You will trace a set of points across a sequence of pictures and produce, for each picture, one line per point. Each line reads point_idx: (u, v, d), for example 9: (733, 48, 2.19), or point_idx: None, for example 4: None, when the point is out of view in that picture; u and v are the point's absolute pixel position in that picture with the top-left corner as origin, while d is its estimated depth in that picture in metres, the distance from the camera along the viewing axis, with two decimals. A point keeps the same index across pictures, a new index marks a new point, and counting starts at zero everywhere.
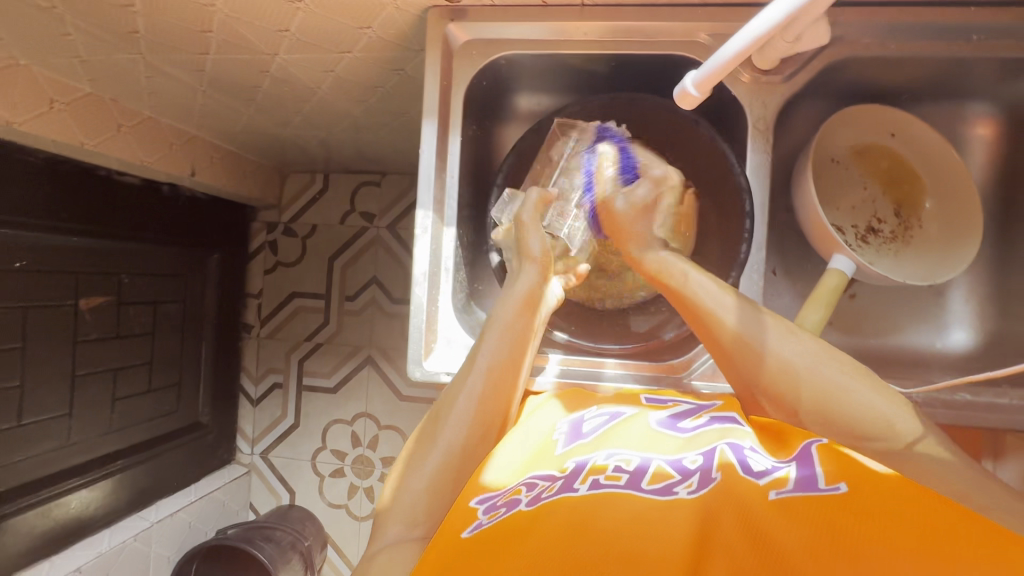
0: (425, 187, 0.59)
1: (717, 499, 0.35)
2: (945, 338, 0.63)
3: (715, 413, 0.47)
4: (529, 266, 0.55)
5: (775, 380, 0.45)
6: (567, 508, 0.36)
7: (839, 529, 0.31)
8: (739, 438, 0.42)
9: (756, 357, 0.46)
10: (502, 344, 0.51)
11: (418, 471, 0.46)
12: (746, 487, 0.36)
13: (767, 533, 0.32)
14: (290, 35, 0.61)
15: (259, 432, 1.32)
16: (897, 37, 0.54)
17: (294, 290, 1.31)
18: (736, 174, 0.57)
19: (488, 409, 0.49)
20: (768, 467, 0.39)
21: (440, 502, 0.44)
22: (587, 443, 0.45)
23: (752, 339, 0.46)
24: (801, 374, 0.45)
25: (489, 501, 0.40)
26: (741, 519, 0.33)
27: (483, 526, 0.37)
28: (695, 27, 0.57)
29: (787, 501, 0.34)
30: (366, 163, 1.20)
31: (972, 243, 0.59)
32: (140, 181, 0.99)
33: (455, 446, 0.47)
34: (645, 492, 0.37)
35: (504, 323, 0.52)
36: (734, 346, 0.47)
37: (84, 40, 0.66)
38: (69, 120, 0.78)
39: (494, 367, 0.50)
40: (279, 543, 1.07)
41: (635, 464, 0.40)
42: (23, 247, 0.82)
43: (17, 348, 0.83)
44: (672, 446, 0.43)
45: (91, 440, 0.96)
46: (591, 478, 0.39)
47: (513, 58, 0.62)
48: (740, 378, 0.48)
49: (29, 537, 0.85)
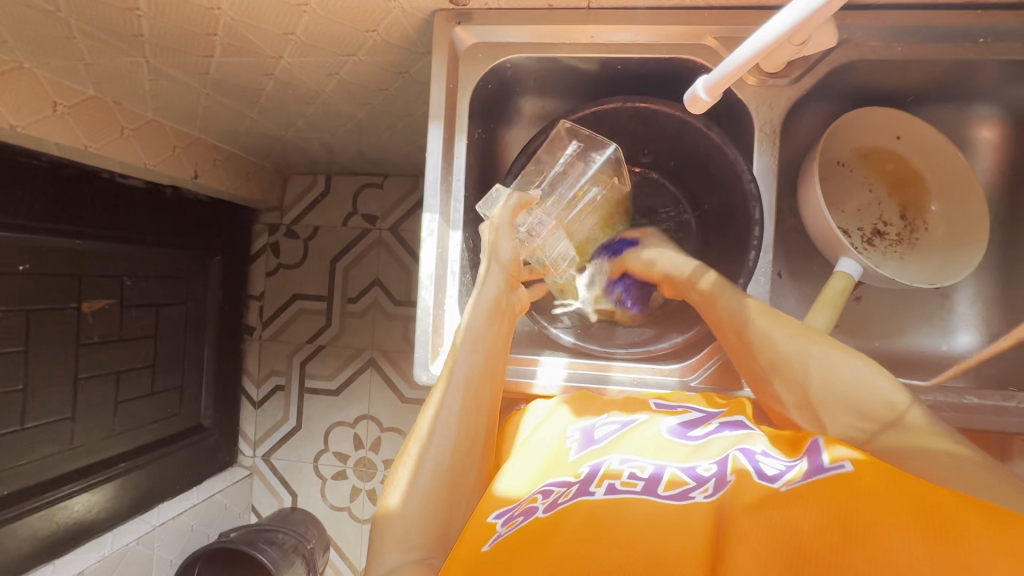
0: (432, 188, 0.59)
1: (732, 501, 0.35)
2: (951, 340, 0.63)
3: (723, 419, 0.47)
4: (494, 272, 0.54)
5: (767, 348, 0.49)
6: (584, 512, 0.36)
7: (852, 514, 0.32)
8: (751, 443, 0.42)
9: (744, 330, 0.51)
10: (476, 354, 0.51)
11: (409, 492, 0.45)
12: (757, 490, 0.36)
13: (782, 525, 0.32)
14: (295, 38, 0.61)
15: (261, 435, 1.32)
16: (904, 40, 0.54)
17: (296, 292, 1.31)
18: (746, 181, 0.56)
19: (468, 423, 0.48)
20: (779, 471, 0.38)
21: (434, 524, 0.44)
22: (599, 448, 0.45)
23: (738, 316, 0.51)
24: (788, 346, 0.48)
25: (506, 513, 0.40)
26: (754, 509, 0.34)
27: (502, 535, 0.37)
28: (701, 30, 0.57)
29: (799, 493, 0.34)
30: (368, 165, 1.20)
31: (973, 257, 0.59)
32: (143, 184, 0.98)
33: (440, 466, 0.46)
34: (662, 498, 0.37)
35: (479, 335, 0.52)
36: (724, 320, 0.52)
37: (89, 44, 0.66)
38: (73, 123, 0.78)
39: (470, 381, 0.50)
40: (282, 546, 1.07)
41: (649, 471, 0.41)
42: (24, 250, 0.81)
43: (21, 351, 0.83)
44: (684, 453, 0.42)
45: (94, 443, 0.96)
46: (607, 482, 0.40)
47: (518, 61, 0.62)
48: (739, 352, 0.52)
49: (33, 541, 0.85)
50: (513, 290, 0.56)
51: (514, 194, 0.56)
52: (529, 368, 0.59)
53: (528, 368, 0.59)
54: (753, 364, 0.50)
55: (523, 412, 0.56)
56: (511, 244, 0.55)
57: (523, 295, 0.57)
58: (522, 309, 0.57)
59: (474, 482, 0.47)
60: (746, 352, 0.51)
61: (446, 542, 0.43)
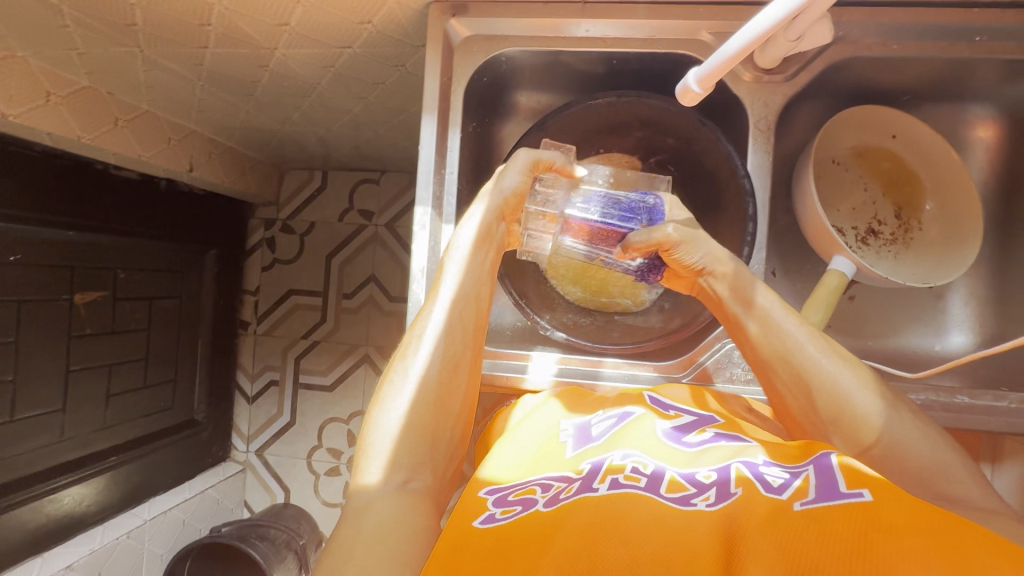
0: (424, 182, 0.59)
1: (741, 513, 0.32)
2: (945, 340, 0.63)
3: (719, 429, 0.44)
4: (488, 199, 0.53)
5: (830, 397, 0.45)
6: (590, 508, 0.34)
7: (867, 543, 0.28)
8: (751, 454, 0.39)
9: (802, 371, 0.46)
10: (461, 274, 0.51)
11: (394, 407, 0.45)
12: (765, 505, 0.33)
13: (792, 550, 0.29)
14: (290, 28, 0.61)
15: (255, 430, 1.32)
16: (899, 37, 0.54)
17: (291, 287, 1.31)
18: (741, 176, 0.56)
19: (456, 343, 0.48)
20: (785, 480, 0.35)
21: (421, 439, 0.44)
22: (597, 446, 0.43)
23: (794, 354, 0.46)
24: (854, 397, 0.44)
25: (498, 495, 0.39)
26: (766, 522, 0.31)
27: (497, 521, 0.35)
28: (696, 25, 0.57)
29: (812, 516, 0.31)
30: (365, 161, 1.19)
31: (957, 267, 0.59)
32: (138, 176, 0.98)
33: (426, 379, 0.46)
34: (664, 500, 0.35)
35: (466, 258, 0.51)
36: (777, 359, 0.47)
37: (82, 33, 0.65)
38: (67, 113, 0.78)
39: (458, 302, 0.49)
40: (273, 542, 1.06)
41: (651, 468, 0.38)
42: (18, 241, 0.81)
43: (11, 341, 0.82)
44: (682, 459, 0.40)
45: (85, 436, 0.95)
46: (610, 477, 0.37)
47: (514, 54, 0.61)
48: (788, 398, 0.46)
49: (22, 533, 0.84)
50: (504, 227, 0.55)
51: (523, 154, 0.54)
52: (520, 363, 0.59)
53: (518, 363, 0.59)
54: (807, 414, 0.45)
55: (513, 406, 0.54)
56: (521, 178, 0.54)
57: (514, 231, 0.58)
58: (510, 241, 0.58)
59: (462, 402, 0.47)
60: (798, 399, 0.46)
61: (433, 464, 0.44)
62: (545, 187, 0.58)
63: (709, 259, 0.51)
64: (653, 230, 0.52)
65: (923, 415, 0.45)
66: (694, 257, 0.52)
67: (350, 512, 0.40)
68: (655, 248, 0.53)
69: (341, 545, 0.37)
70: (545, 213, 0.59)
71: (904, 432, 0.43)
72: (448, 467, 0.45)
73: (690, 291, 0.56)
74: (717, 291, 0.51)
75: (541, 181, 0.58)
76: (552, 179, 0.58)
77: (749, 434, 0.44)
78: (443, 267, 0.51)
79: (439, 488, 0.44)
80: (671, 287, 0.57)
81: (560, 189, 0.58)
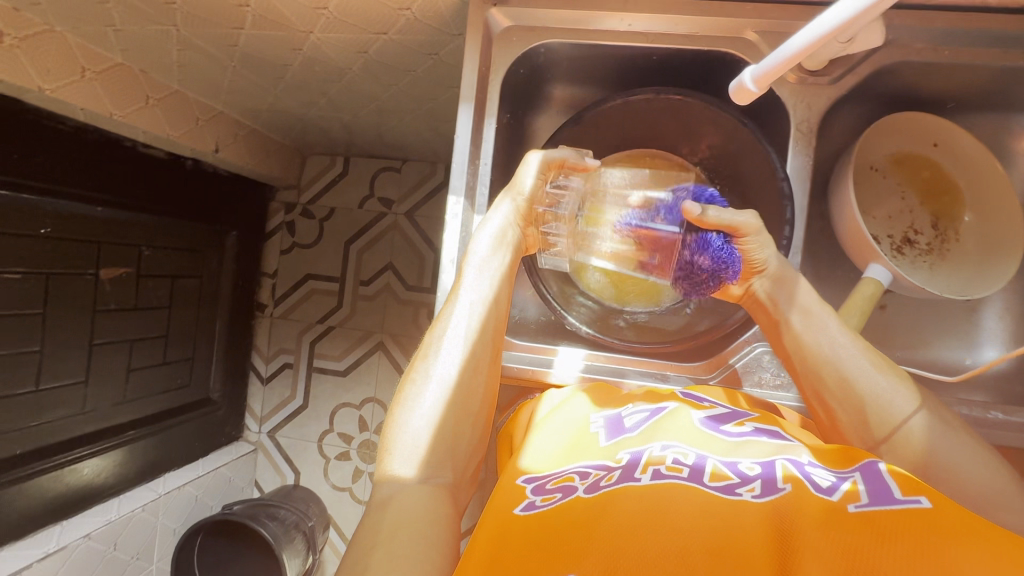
0: (458, 171, 0.58)
1: (791, 509, 0.32)
2: (976, 354, 0.62)
3: (758, 423, 0.43)
4: (508, 202, 0.54)
5: (886, 417, 0.44)
6: (633, 498, 0.33)
7: (930, 548, 0.28)
8: (795, 452, 0.38)
9: (854, 384, 0.45)
10: (485, 279, 0.51)
11: (420, 406, 0.45)
12: (817, 503, 0.32)
13: (850, 549, 0.28)
14: (327, 12, 0.60)
15: (268, 411, 1.33)
16: (950, 43, 0.54)
17: (310, 272, 1.32)
18: (779, 178, 0.55)
19: (477, 343, 0.48)
20: (834, 482, 0.35)
21: (445, 439, 0.44)
22: (634, 437, 0.42)
23: (850, 371, 0.46)
24: (910, 416, 0.44)
25: (536, 483, 0.39)
26: (821, 522, 0.30)
27: (537, 509, 0.35)
28: (742, 24, 0.56)
29: (868, 518, 0.30)
30: (388, 148, 1.19)
31: (996, 280, 0.58)
32: (165, 155, 0.98)
33: (452, 380, 0.46)
34: (709, 489, 0.34)
35: (490, 261, 0.52)
36: (828, 369, 0.46)
37: (120, 10, 0.65)
38: (100, 89, 0.78)
39: (482, 305, 0.50)
40: (284, 522, 1.07)
41: (693, 458, 0.38)
42: (47, 214, 0.82)
43: (39, 312, 0.83)
44: (725, 447, 0.39)
45: (105, 409, 0.97)
46: (652, 468, 0.37)
47: (553, 47, 0.61)
48: (839, 413, 0.46)
49: (42, 499, 0.85)
50: (524, 233, 0.56)
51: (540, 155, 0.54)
52: (545, 357, 0.59)
53: (545, 358, 0.59)
54: (848, 424, 0.45)
55: (539, 399, 0.54)
56: (536, 180, 0.54)
57: (532, 235, 0.57)
58: (529, 245, 0.58)
59: (481, 403, 0.47)
60: (850, 413, 0.45)
61: (453, 463, 0.44)
62: (559, 190, 0.58)
63: (768, 262, 0.50)
64: (730, 210, 0.49)
65: (977, 434, 0.45)
66: (766, 254, 0.50)
67: (376, 503, 0.41)
68: (727, 231, 0.50)
69: (369, 534, 0.38)
70: (560, 216, 0.59)
71: (967, 458, 0.42)
72: (467, 466, 0.46)
73: (739, 299, 0.53)
74: (766, 294, 0.51)
75: (556, 184, 0.58)
76: (566, 179, 0.58)
77: (785, 430, 0.43)
78: (462, 271, 0.52)
79: (457, 484, 0.44)
80: (722, 296, 0.55)
81: (575, 189, 0.59)
